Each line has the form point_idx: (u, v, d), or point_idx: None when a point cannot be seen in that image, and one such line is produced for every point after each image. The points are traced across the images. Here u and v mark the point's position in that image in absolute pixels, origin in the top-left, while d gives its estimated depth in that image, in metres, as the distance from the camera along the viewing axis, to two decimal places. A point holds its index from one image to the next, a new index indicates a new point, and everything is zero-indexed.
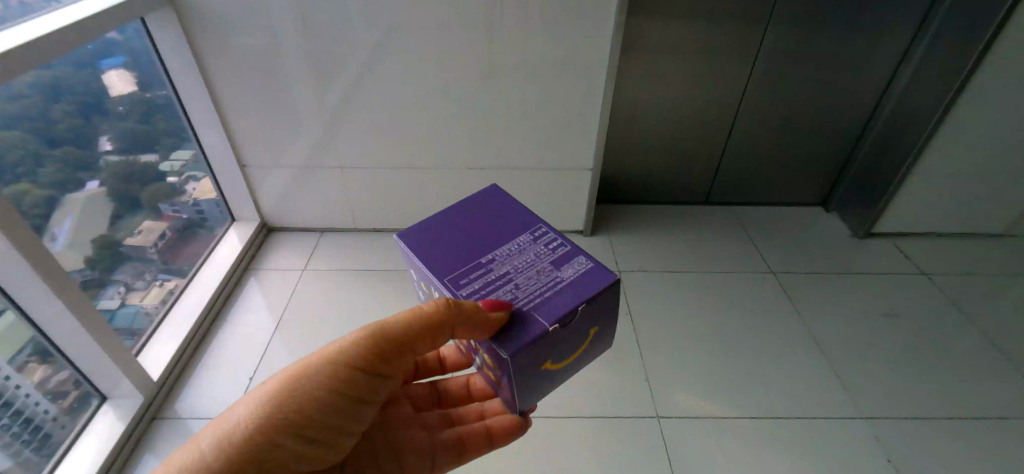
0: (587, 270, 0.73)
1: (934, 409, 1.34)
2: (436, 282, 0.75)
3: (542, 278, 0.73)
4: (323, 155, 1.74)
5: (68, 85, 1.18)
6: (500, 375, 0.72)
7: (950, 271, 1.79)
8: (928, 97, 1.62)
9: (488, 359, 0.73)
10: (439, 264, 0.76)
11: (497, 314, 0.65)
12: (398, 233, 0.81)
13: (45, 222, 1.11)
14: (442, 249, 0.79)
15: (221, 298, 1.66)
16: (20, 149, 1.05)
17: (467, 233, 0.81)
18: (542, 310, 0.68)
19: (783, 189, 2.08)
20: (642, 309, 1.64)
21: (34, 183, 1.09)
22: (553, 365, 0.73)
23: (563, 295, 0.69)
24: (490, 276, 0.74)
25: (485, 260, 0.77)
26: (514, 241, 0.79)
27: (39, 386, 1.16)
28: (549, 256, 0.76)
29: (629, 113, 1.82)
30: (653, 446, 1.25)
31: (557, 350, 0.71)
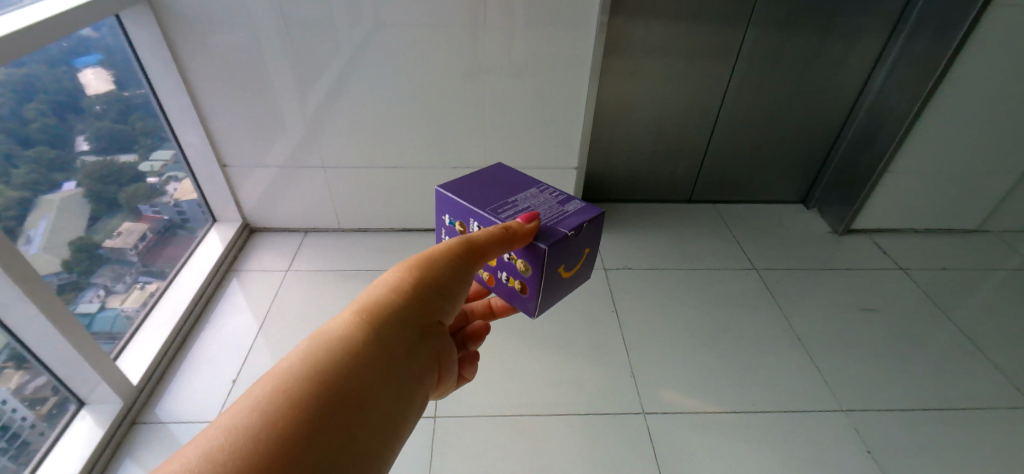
0: (586, 205, 0.75)
1: (911, 400, 1.38)
2: (475, 217, 0.72)
3: (553, 209, 0.73)
4: (307, 154, 1.72)
5: (40, 83, 1.15)
6: (529, 276, 0.70)
7: (927, 266, 1.84)
8: (904, 96, 1.66)
9: (518, 262, 0.70)
10: (475, 201, 0.73)
11: (532, 223, 0.67)
12: (437, 185, 0.76)
13: (18, 224, 1.08)
14: (466, 196, 0.75)
15: (202, 300, 1.63)
16: None
17: (483, 182, 0.79)
18: (564, 223, 0.70)
19: (766, 187, 2.11)
20: (628, 307, 1.65)
21: (6, 184, 1.06)
22: (565, 272, 0.74)
23: (575, 217, 0.72)
24: (519, 208, 0.72)
25: (511, 198, 0.75)
26: (524, 191, 0.78)
27: (16, 393, 1.10)
28: (553, 198, 0.77)
29: (614, 112, 1.83)
30: (640, 442, 1.26)
31: (569, 255, 0.72)
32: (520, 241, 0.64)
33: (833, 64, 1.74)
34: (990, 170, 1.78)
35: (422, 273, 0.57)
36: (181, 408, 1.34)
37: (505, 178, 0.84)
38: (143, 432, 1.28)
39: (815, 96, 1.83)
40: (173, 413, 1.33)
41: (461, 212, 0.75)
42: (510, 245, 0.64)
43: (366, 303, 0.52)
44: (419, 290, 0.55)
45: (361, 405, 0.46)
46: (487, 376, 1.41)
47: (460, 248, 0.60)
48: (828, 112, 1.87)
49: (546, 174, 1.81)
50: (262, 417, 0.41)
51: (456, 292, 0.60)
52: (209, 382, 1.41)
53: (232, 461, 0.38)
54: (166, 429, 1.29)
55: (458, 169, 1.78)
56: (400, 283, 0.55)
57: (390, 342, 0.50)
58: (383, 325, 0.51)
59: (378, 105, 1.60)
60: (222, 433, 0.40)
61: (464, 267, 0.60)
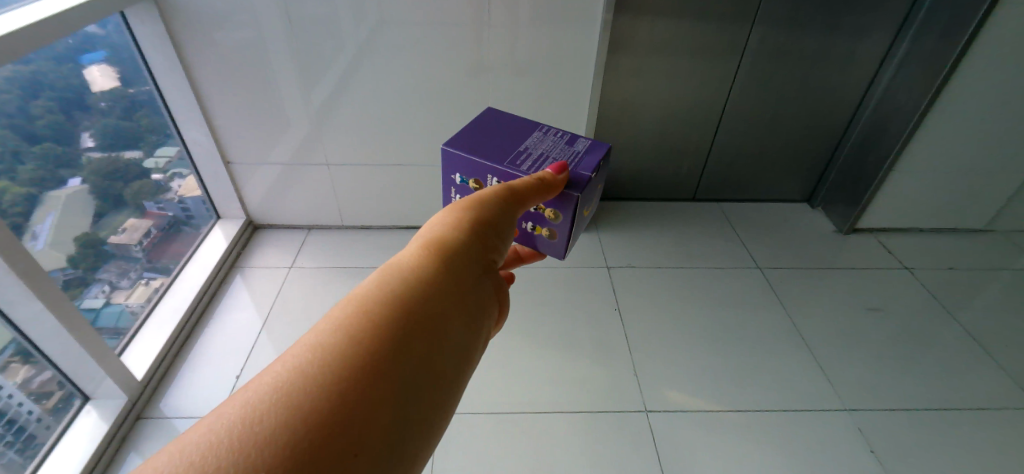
0: (592, 145, 0.77)
1: (914, 401, 1.37)
2: (494, 173, 0.70)
3: (565, 152, 0.74)
4: (311, 152, 1.72)
5: (45, 80, 1.15)
6: (559, 221, 0.70)
7: (933, 266, 1.83)
8: (911, 95, 1.65)
9: (546, 211, 0.70)
10: (491, 156, 0.72)
11: (562, 173, 0.67)
12: (442, 144, 0.73)
13: (26, 220, 1.09)
14: (480, 150, 0.73)
15: (206, 297, 1.64)
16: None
17: (486, 133, 0.78)
18: (583, 166, 0.71)
19: (771, 185, 2.09)
20: (630, 305, 1.65)
21: (12, 181, 1.07)
22: (587, 211, 0.75)
23: (589, 157, 0.74)
24: (535, 157, 0.72)
25: (522, 147, 0.75)
26: (530, 136, 0.78)
27: (22, 387, 1.12)
28: (560, 139, 0.78)
29: (617, 110, 1.82)
30: (642, 440, 1.26)
31: (591, 196, 0.74)
32: (555, 190, 0.64)
33: (840, 63, 1.73)
34: (998, 170, 1.76)
35: (478, 212, 0.52)
36: (186, 404, 1.35)
37: (502, 121, 0.82)
38: (147, 427, 1.29)
39: (821, 95, 1.81)
40: (177, 409, 1.34)
41: (476, 169, 0.72)
42: (547, 194, 0.63)
43: (433, 232, 0.48)
44: (481, 224, 0.51)
45: (440, 339, 0.39)
46: (490, 373, 1.42)
47: (506, 194, 0.57)
48: (834, 111, 1.86)
49: None
50: (344, 337, 0.36)
51: (508, 236, 0.55)
52: (212, 380, 1.41)
53: (315, 399, 0.32)
54: (170, 424, 1.30)
55: None
56: (458, 218, 0.50)
57: (464, 267, 0.45)
58: (455, 255, 0.46)
59: (381, 102, 1.60)
60: (300, 355, 0.34)
61: (511, 213, 0.56)
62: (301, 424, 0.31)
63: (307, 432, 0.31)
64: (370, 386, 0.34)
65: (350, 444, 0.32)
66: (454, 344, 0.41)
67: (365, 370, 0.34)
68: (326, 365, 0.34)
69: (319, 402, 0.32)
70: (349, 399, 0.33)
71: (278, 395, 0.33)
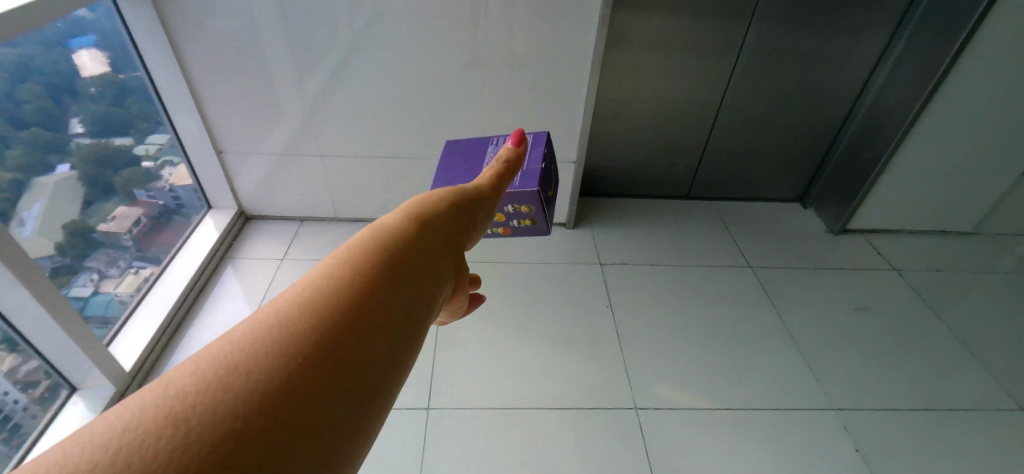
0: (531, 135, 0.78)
1: (901, 400, 1.39)
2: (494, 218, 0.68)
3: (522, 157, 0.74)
4: (304, 143, 1.71)
5: (32, 65, 1.13)
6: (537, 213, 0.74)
7: (921, 267, 1.85)
8: (904, 97, 1.66)
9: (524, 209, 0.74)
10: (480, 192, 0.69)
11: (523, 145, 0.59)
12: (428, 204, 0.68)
13: (11, 206, 1.07)
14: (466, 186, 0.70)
15: (196, 287, 1.62)
16: None
17: (453, 166, 0.74)
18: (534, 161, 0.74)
19: (764, 184, 2.11)
20: (623, 302, 1.65)
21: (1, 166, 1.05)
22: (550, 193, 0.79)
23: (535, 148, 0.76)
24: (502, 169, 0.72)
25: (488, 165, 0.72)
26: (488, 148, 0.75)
27: (9, 376, 1.11)
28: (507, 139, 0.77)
29: (614, 106, 1.82)
30: (632, 436, 1.27)
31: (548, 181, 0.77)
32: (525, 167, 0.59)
33: (835, 64, 1.74)
34: (988, 173, 1.78)
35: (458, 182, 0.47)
36: None
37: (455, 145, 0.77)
38: None
39: (816, 94, 1.82)
40: None
41: None
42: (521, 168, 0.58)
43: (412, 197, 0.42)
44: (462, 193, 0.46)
45: (425, 291, 0.34)
46: (483, 368, 1.42)
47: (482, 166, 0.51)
48: (828, 112, 1.87)
49: None
50: (322, 279, 0.30)
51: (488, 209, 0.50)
52: None
53: (297, 333, 0.26)
54: None
55: None
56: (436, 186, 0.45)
57: (449, 227, 0.40)
58: (441, 213, 0.41)
59: (377, 94, 1.59)
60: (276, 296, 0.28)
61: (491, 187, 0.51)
62: (283, 354, 0.25)
63: (292, 363, 0.25)
64: (360, 321, 0.28)
65: (335, 380, 0.26)
66: (437, 297, 0.35)
67: (354, 306, 0.29)
68: (300, 309, 0.28)
69: (303, 333, 0.26)
70: (335, 333, 0.27)
71: (249, 333, 0.26)
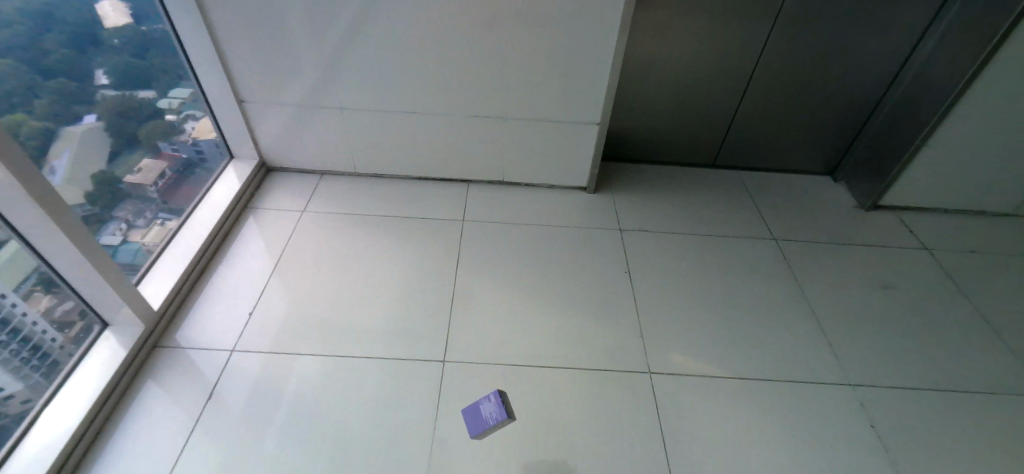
0: None
1: (920, 379, 1.37)
2: None
3: None
4: (324, 95, 1.69)
5: (55, 15, 1.14)
6: None
7: (953, 248, 1.78)
8: (949, 68, 1.56)
9: None
10: None
11: None
12: None
13: (42, 155, 1.07)
14: None
15: (220, 234, 1.66)
16: (14, 78, 1.03)
17: None
18: None
19: (793, 156, 2.03)
20: (640, 268, 1.64)
21: (29, 115, 1.06)
22: None
23: None
24: None
25: None
26: None
27: (45, 315, 1.16)
28: None
29: (640, 68, 1.76)
30: (643, 398, 1.29)
31: None
32: None
33: (882, 31, 1.64)
34: None
35: None
36: (200, 335, 1.38)
37: None
38: (164, 355, 1.33)
39: (857, 63, 1.73)
40: (191, 340, 1.37)
41: None
42: None
43: None
44: None
45: None
46: (497, 327, 1.44)
47: None
48: (868, 81, 1.78)
49: (563, 128, 1.75)
50: None
51: None
52: (226, 314, 1.44)
53: None
54: (185, 353, 1.34)
55: (477, 119, 1.74)
56: None
57: None
58: None
59: (399, 48, 1.55)
60: None
61: None
62: None
63: None
64: None
65: None
66: None
67: None
68: None
69: None
70: None
71: None
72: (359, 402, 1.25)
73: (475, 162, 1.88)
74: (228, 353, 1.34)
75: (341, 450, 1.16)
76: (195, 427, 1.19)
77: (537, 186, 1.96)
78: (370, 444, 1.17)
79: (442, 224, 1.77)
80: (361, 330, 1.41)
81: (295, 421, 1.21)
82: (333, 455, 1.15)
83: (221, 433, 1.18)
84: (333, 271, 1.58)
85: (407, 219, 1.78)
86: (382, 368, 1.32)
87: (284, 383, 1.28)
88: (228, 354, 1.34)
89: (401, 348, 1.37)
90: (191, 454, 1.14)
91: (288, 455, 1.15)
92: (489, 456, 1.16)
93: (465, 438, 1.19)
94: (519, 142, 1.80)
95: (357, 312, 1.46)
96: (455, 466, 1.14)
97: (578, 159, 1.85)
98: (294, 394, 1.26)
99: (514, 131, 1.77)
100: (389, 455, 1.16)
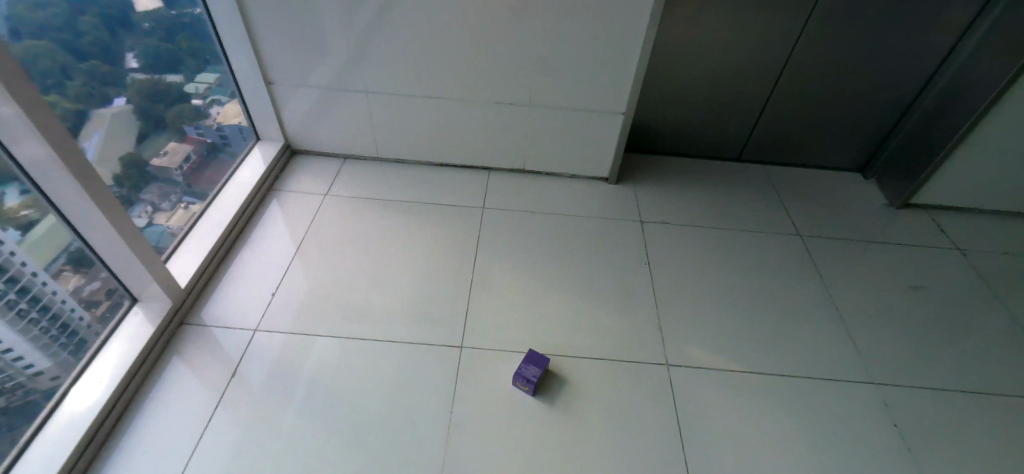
0: None
1: (948, 382, 1.33)
2: None
3: None
4: (349, 79, 1.70)
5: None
6: None
7: (987, 250, 1.72)
8: (992, 64, 1.50)
9: None
10: None
11: None
12: None
13: (76, 134, 1.10)
14: None
15: (245, 216, 1.69)
16: (52, 60, 1.05)
17: None
18: None
19: (822, 151, 1.98)
20: (661, 261, 1.62)
21: (64, 95, 1.09)
22: None
23: None
24: None
25: None
26: None
27: (74, 294, 1.19)
28: None
29: (667, 57, 1.73)
30: (661, 390, 1.28)
31: None
32: None
33: (923, 23, 1.57)
34: None
35: None
36: (225, 314, 1.42)
37: None
38: (191, 332, 1.37)
39: (896, 55, 1.66)
40: (216, 318, 1.40)
41: None
42: None
43: None
44: None
45: None
46: (515, 314, 1.44)
47: None
48: (905, 75, 1.71)
49: (587, 117, 1.74)
50: None
51: None
52: (249, 293, 1.47)
53: None
54: (210, 331, 1.37)
55: (500, 106, 1.73)
56: None
57: None
58: None
59: (425, 32, 1.55)
60: None
61: None
62: None
63: None
64: None
65: None
66: None
67: None
68: None
69: None
70: None
71: None
72: (377, 383, 1.27)
73: (496, 150, 1.88)
74: (251, 332, 1.37)
75: (359, 429, 1.18)
76: (218, 402, 1.22)
77: (558, 176, 1.95)
78: (387, 425, 1.19)
79: (462, 211, 1.77)
80: (380, 313, 1.43)
81: (315, 400, 1.23)
82: (352, 434, 1.17)
83: (243, 410, 1.20)
84: (354, 255, 1.60)
85: (427, 206, 1.79)
86: (400, 351, 1.34)
87: (305, 363, 1.30)
88: (251, 333, 1.37)
89: (419, 332, 1.38)
90: (215, 428, 1.17)
91: (308, 432, 1.17)
92: (504, 441, 1.17)
93: (481, 423, 1.20)
94: (542, 131, 1.79)
95: (377, 296, 1.47)
96: (471, 449, 1.15)
97: (600, 150, 1.83)
98: (314, 373, 1.28)
99: (536, 119, 1.76)
100: (406, 436, 1.17)
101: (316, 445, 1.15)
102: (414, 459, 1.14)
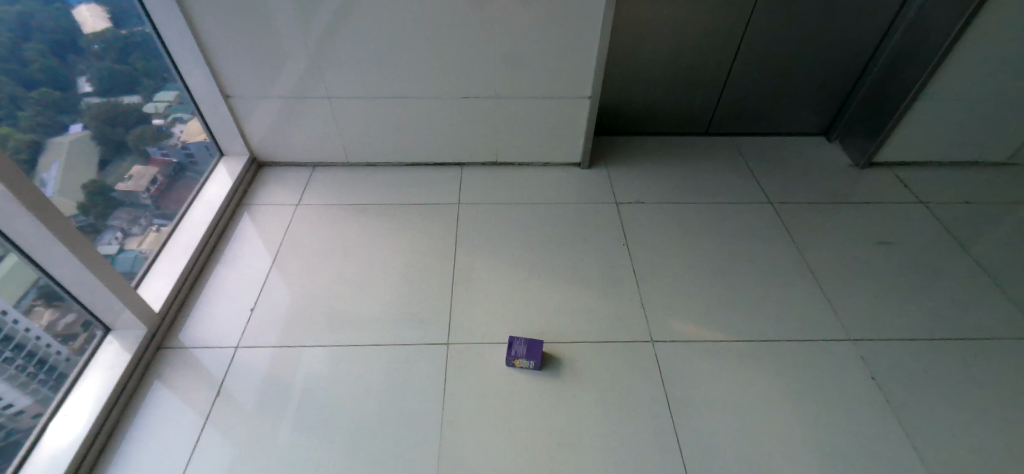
0: None
1: (920, 332, 1.38)
2: None
3: None
4: (310, 86, 1.67)
5: (33, 22, 1.14)
6: None
7: (949, 200, 1.78)
8: (939, 20, 1.54)
9: None
10: None
11: None
12: None
13: (32, 166, 1.07)
14: None
15: (216, 233, 1.65)
16: None
17: None
18: None
19: (786, 118, 2.02)
20: (639, 240, 1.64)
21: (15, 127, 1.05)
22: None
23: None
24: None
25: None
26: None
27: (48, 329, 1.15)
28: None
29: (628, 39, 1.74)
30: (648, 366, 1.30)
31: None
32: None
33: None
34: None
35: None
36: (203, 334, 1.39)
37: None
38: (169, 356, 1.34)
39: (849, 20, 1.70)
40: (195, 339, 1.38)
41: None
42: None
43: None
44: None
45: None
46: (499, 306, 1.44)
47: None
48: (859, 38, 1.75)
49: (554, 104, 1.74)
50: None
51: None
52: (227, 311, 1.44)
53: None
54: (190, 353, 1.34)
55: (467, 100, 1.72)
56: None
57: None
58: None
59: (384, 32, 1.53)
60: None
61: None
62: None
63: None
64: None
65: None
66: None
67: None
68: None
69: None
70: None
71: None
72: (368, 389, 1.26)
73: (467, 144, 1.87)
74: (233, 350, 1.35)
75: (354, 437, 1.18)
76: (205, 424, 1.20)
77: (531, 165, 1.95)
78: (381, 430, 1.19)
79: (438, 208, 1.76)
80: (365, 318, 1.42)
81: (306, 413, 1.22)
82: (347, 443, 1.17)
83: (231, 430, 1.19)
84: (332, 262, 1.58)
85: (402, 207, 1.77)
86: (388, 355, 1.33)
87: (292, 376, 1.29)
88: (233, 351, 1.34)
89: (406, 334, 1.38)
90: (203, 451, 1.15)
91: (302, 446, 1.16)
92: (499, 434, 1.18)
93: (475, 418, 1.21)
94: (511, 121, 1.79)
95: (359, 301, 1.46)
96: (467, 445, 1.16)
97: (571, 135, 1.84)
98: (303, 386, 1.27)
99: (504, 110, 1.76)
100: (401, 439, 1.17)
101: (311, 458, 1.14)
102: (412, 461, 1.14)
